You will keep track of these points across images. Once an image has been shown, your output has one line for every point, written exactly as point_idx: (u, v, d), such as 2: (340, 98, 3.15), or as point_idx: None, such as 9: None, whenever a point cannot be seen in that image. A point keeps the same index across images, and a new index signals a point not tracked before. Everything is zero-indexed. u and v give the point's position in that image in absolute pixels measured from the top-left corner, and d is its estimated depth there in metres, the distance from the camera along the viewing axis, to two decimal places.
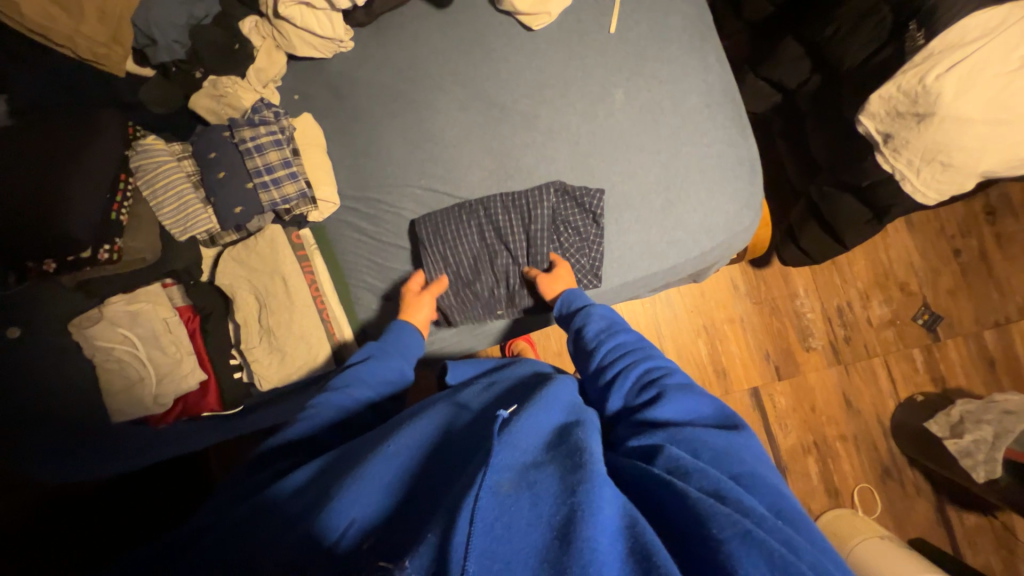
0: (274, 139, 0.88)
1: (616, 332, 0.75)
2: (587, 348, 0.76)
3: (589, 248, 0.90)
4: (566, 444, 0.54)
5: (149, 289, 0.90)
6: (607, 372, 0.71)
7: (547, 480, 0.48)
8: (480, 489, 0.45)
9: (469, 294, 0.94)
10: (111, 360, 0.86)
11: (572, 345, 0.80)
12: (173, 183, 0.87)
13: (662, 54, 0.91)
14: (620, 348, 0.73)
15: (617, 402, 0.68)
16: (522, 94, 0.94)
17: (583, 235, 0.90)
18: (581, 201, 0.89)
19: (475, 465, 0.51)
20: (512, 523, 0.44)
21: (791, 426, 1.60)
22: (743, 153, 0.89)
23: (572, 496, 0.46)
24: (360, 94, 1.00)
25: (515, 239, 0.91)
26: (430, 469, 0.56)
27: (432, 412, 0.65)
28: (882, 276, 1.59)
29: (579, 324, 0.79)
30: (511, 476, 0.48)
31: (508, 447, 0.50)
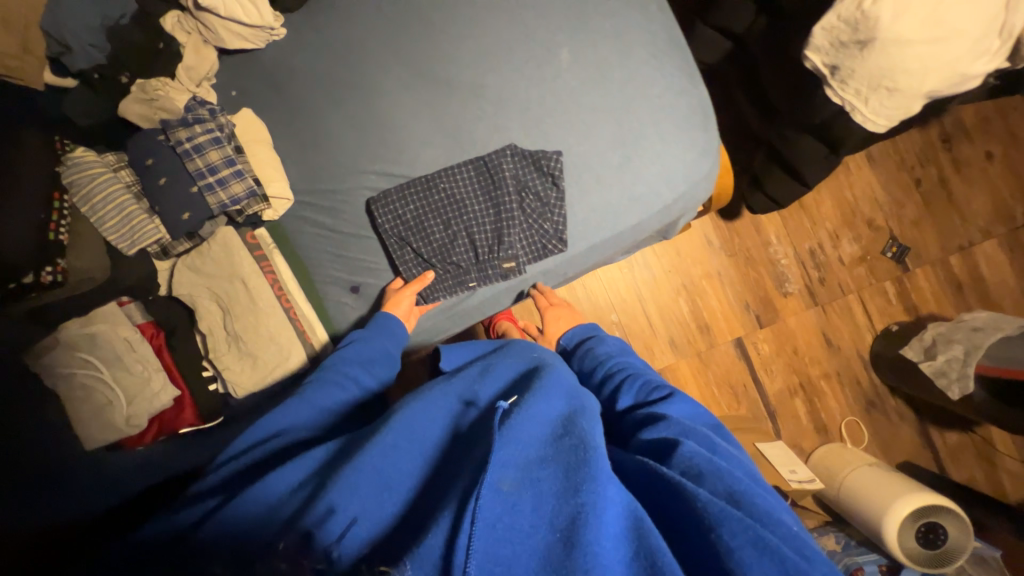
0: (213, 137, 0.85)
1: (626, 356, 0.89)
2: (602, 366, 0.89)
3: (549, 202, 0.89)
4: (569, 434, 0.56)
5: (104, 309, 0.86)
6: (616, 385, 0.83)
7: (551, 474, 0.51)
8: (481, 489, 0.47)
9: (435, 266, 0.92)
10: (75, 387, 0.81)
11: (585, 365, 0.92)
12: (111, 195, 0.83)
13: (602, 8, 0.89)
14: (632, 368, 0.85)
15: (631, 402, 0.79)
16: (467, 64, 0.91)
17: (544, 199, 0.89)
18: (540, 164, 0.88)
19: (477, 460, 0.52)
20: (513, 525, 0.47)
21: (776, 371, 1.64)
22: (694, 100, 0.88)
23: (578, 489, 0.49)
24: (299, 82, 0.96)
25: (475, 206, 0.91)
26: (441, 457, 0.57)
27: (430, 404, 0.63)
28: (849, 214, 1.62)
29: (593, 351, 0.93)
30: (513, 473, 0.50)
31: (512, 443, 0.53)
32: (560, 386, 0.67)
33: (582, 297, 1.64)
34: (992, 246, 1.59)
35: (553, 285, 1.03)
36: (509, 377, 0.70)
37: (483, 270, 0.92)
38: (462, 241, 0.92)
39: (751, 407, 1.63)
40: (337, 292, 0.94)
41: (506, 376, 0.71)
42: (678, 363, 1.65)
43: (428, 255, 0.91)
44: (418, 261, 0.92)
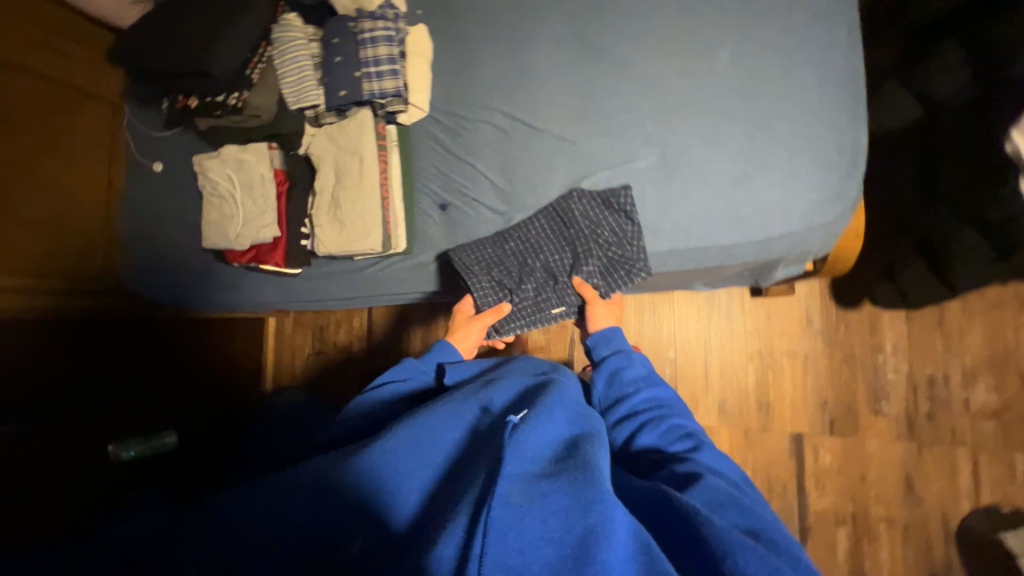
0: (388, 36, 0.96)
1: (653, 382, 0.78)
2: (621, 392, 0.78)
3: (620, 242, 0.89)
4: (574, 454, 0.58)
5: (257, 146, 1.04)
6: (637, 420, 0.74)
7: (560, 488, 0.53)
8: (493, 501, 0.50)
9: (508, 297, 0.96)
10: (216, 193, 1.04)
11: (604, 387, 0.80)
12: (297, 57, 0.99)
13: (783, 21, 0.84)
14: (653, 403, 0.76)
15: (651, 443, 0.70)
16: (625, 40, 0.93)
17: (620, 233, 0.89)
18: (610, 201, 0.89)
19: (486, 472, 0.55)
20: (523, 535, 0.49)
21: (829, 488, 1.42)
22: (845, 141, 0.81)
23: (587, 506, 0.50)
24: (472, 15, 1.05)
25: (546, 242, 0.95)
26: (452, 464, 0.60)
27: (450, 405, 0.67)
28: (1000, 358, 1.34)
29: (618, 368, 0.80)
30: (522, 489, 0.52)
31: (517, 459, 0.55)
32: (568, 406, 0.66)
33: (648, 319, 1.57)
34: None
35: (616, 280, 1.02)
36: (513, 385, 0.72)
37: (557, 293, 0.94)
38: (537, 275, 0.96)
39: (782, 511, 1.43)
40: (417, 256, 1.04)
41: (517, 387, 0.71)
42: (718, 429, 1.51)
43: (499, 285, 0.96)
44: (496, 286, 0.96)
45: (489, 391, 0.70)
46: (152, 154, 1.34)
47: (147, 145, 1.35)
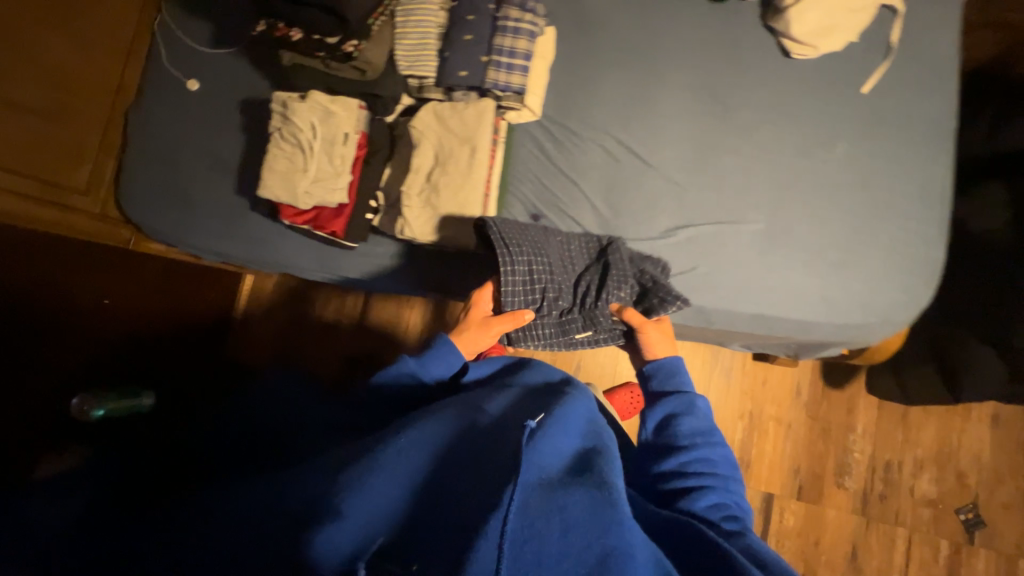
0: (531, 31, 0.90)
1: (710, 440, 0.77)
2: (671, 439, 0.77)
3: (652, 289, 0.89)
4: (590, 471, 0.58)
5: (349, 100, 0.93)
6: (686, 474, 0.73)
7: (577, 498, 0.52)
8: (509, 506, 0.49)
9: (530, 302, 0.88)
10: (289, 140, 0.91)
11: (655, 429, 0.80)
12: (424, 22, 0.91)
13: (895, 132, 0.92)
14: (705, 462, 0.75)
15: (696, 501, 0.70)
16: (749, 106, 0.96)
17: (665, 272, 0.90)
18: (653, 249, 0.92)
19: (498, 472, 0.54)
20: (543, 549, 0.47)
21: (787, 547, 1.55)
22: (930, 254, 0.88)
23: (605, 525, 0.50)
24: (602, 36, 1.03)
25: (582, 259, 0.92)
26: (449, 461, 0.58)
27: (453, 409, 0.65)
28: (945, 455, 1.54)
29: (675, 416, 0.79)
30: (540, 498, 0.51)
31: (532, 467, 0.54)
32: (576, 422, 0.67)
33: None
34: None
35: (684, 331, 1.04)
36: (521, 398, 0.72)
37: (583, 319, 0.90)
38: (567, 289, 0.90)
39: None
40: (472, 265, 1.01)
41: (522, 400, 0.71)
42: None
43: (529, 289, 0.86)
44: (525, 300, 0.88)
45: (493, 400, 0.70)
46: (193, 73, 1.17)
47: (189, 61, 1.18)
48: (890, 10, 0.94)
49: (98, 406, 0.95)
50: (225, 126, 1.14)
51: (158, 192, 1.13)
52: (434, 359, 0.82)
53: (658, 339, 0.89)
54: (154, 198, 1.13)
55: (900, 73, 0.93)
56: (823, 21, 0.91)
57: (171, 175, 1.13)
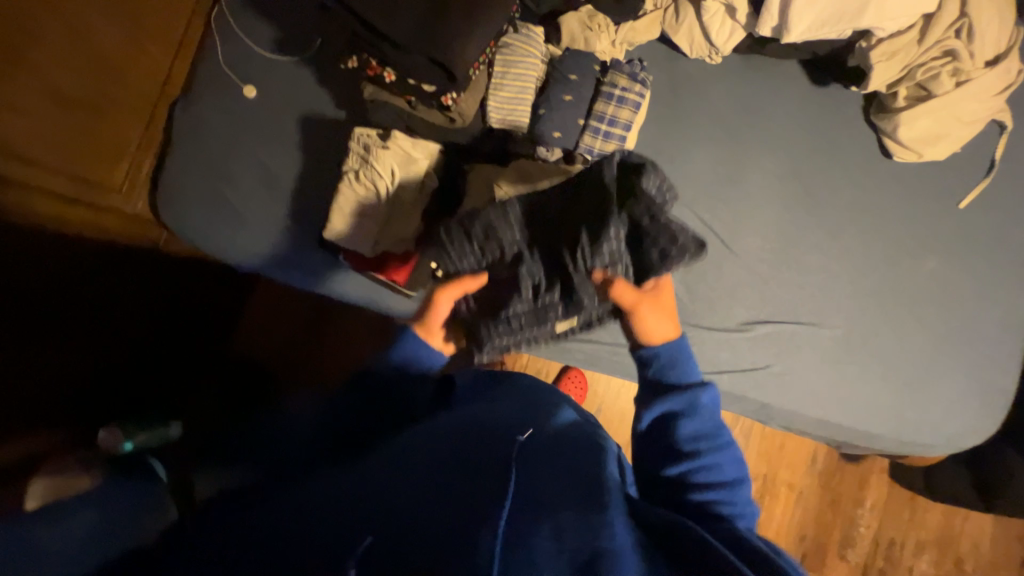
0: (636, 102, 0.86)
1: (719, 441, 0.69)
2: (674, 443, 0.70)
3: (642, 241, 0.66)
4: (575, 475, 0.55)
5: (431, 146, 0.87)
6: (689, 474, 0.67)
7: (565, 513, 0.48)
8: (502, 510, 0.43)
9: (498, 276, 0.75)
10: (364, 183, 0.85)
11: (655, 432, 0.73)
12: (524, 75, 0.85)
13: (988, 253, 0.90)
14: (717, 468, 0.67)
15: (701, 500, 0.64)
16: (841, 203, 0.93)
17: (655, 215, 0.64)
18: (643, 179, 0.64)
19: (480, 480, 0.51)
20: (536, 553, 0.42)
21: None
22: (1006, 384, 0.88)
23: (597, 529, 0.45)
24: (695, 106, 0.99)
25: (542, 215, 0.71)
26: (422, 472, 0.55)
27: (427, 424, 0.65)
28: (946, 539, 1.57)
29: (678, 415, 0.71)
30: (522, 503, 0.47)
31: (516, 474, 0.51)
32: (557, 427, 0.65)
33: None
34: None
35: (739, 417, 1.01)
36: (505, 402, 0.69)
37: (568, 305, 0.72)
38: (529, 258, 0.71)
39: None
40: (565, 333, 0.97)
41: (513, 404, 0.69)
42: None
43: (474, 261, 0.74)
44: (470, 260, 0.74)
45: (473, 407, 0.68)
46: (247, 75, 1.08)
47: (244, 61, 1.08)
48: (997, 125, 0.91)
49: (134, 444, 0.95)
50: (283, 141, 1.07)
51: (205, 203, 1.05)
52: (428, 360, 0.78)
53: (657, 320, 0.75)
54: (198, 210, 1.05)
55: (999, 192, 0.91)
56: (932, 129, 0.88)
57: (218, 189, 1.05)
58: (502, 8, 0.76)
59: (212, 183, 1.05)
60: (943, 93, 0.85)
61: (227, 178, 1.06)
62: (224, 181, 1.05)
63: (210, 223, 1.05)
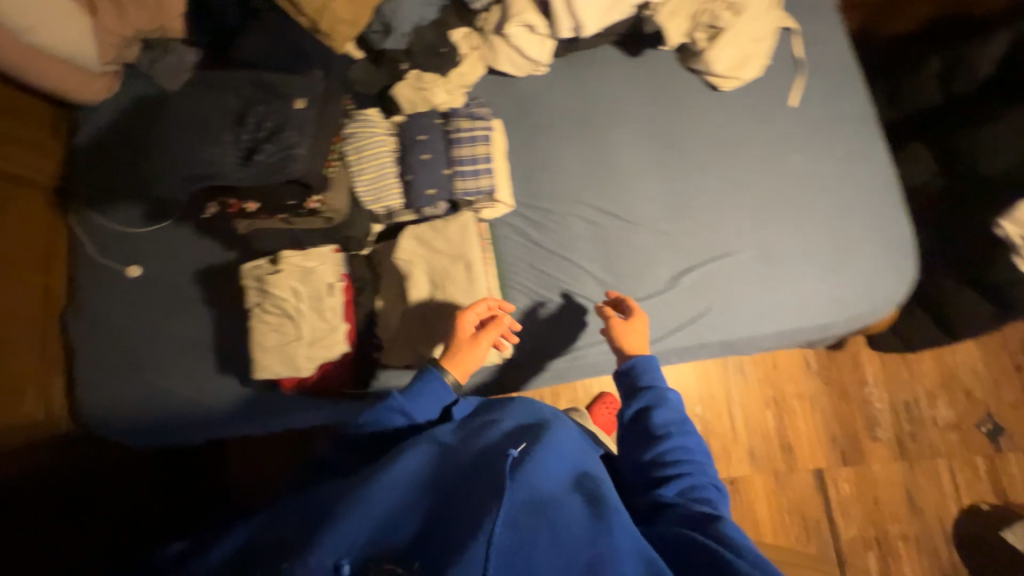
0: (485, 135, 0.92)
1: (683, 427, 0.71)
2: (647, 431, 0.71)
3: (444, 144, 0.91)
4: (585, 488, 0.59)
5: (322, 250, 0.89)
6: (652, 453, 0.69)
7: (567, 512, 0.54)
8: (493, 526, 0.49)
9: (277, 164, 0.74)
10: (272, 312, 0.85)
11: (629, 423, 0.74)
12: (378, 154, 0.89)
13: (832, 133, 1.00)
14: (682, 449, 0.69)
15: (665, 487, 0.66)
16: (701, 142, 1.02)
17: (444, 140, 0.91)
18: (430, 124, 0.92)
19: (479, 496, 0.53)
20: (534, 562, 0.49)
21: (853, 516, 1.58)
22: (903, 233, 0.96)
23: (595, 535, 0.53)
24: (546, 114, 1.06)
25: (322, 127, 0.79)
26: (432, 483, 0.56)
27: (421, 447, 0.62)
28: (948, 379, 1.65)
29: (643, 402, 0.73)
30: (525, 511, 0.52)
31: (521, 486, 0.54)
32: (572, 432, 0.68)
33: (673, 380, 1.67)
34: None
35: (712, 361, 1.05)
36: (500, 425, 0.67)
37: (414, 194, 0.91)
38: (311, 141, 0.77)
39: (820, 544, 1.57)
40: (526, 361, 0.96)
41: (514, 425, 0.67)
42: (752, 477, 1.63)
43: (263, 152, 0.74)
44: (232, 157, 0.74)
45: (487, 429, 0.66)
46: (130, 258, 1.07)
47: (118, 245, 1.08)
48: (787, 30, 1.04)
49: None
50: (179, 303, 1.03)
51: (131, 392, 1.02)
52: (406, 412, 0.70)
53: (636, 342, 0.83)
54: (127, 404, 1.02)
55: (817, 81, 1.02)
56: (736, 56, 0.99)
57: (140, 376, 1.02)
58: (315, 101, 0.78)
59: (136, 371, 1.03)
60: (730, 24, 0.95)
61: (144, 362, 1.03)
62: (143, 364, 1.03)
63: (143, 412, 1.01)
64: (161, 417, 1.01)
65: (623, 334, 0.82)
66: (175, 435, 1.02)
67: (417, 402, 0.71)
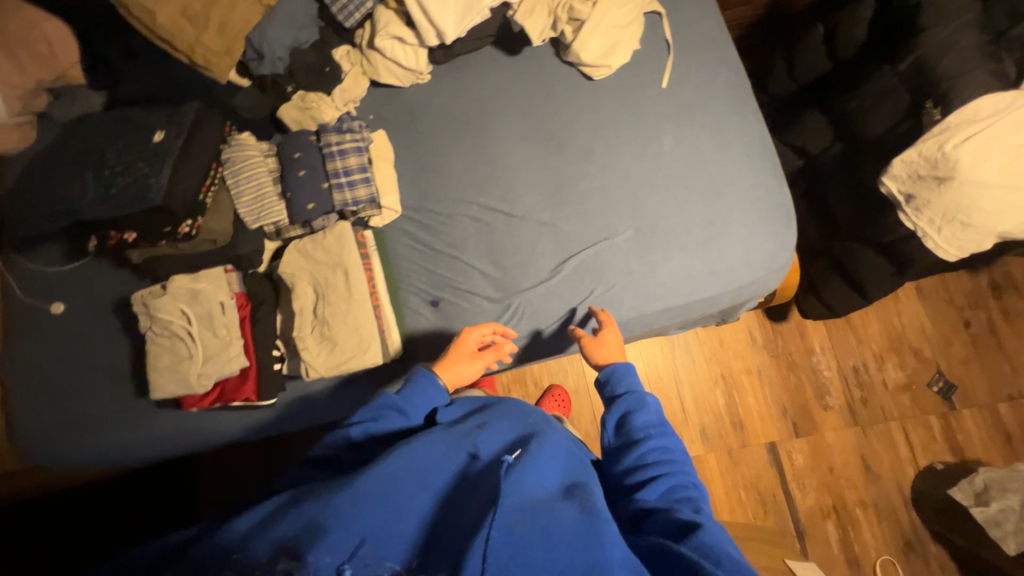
0: (357, 146, 0.97)
1: (664, 432, 0.75)
2: (631, 436, 0.75)
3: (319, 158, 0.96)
4: (578, 493, 0.59)
5: (212, 271, 0.93)
6: (633, 455, 0.73)
7: (561, 515, 0.54)
8: (491, 530, 0.50)
9: (142, 192, 0.81)
10: (165, 334, 0.89)
11: (612, 429, 0.78)
12: (255, 175, 0.94)
13: (705, 109, 1.02)
14: (662, 450, 0.73)
15: (647, 489, 0.69)
16: (580, 131, 1.04)
17: (320, 154, 0.96)
18: (305, 141, 0.97)
19: (482, 505, 0.54)
20: (527, 565, 0.49)
21: (810, 486, 1.57)
22: (780, 200, 0.98)
23: (588, 540, 0.53)
24: (430, 119, 1.09)
25: (189, 154, 0.86)
26: (441, 496, 0.58)
27: (428, 442, 0.63)
28: (896, 340, 1.63)
29: (627, 406, 0.78)
30: (522, 516, 0.52)
31: (513, 491, 0.54)
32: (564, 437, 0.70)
33: None
34: None
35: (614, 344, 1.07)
36: (497, 427, 0.68)
37: (296, 210, 0.95)
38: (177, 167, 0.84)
39: (777, 517, 1.55)
40: (424, 359, 0.98)
41: (507, 434, 0.68)
42: (705, 456, 1.61)
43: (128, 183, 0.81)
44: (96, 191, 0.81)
45: (480, 433, 0.67)
46: (50, 294, 1.12)
47: (39, 282, 1.13)
48: (655, 13, 1.06)
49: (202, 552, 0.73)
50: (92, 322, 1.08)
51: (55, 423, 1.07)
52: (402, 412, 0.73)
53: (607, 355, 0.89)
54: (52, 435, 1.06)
55: (688, 60, 1.04)
56: (603, 44, 1.01)
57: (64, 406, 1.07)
58: (178, 129, 0.85)
59: (60, 402, 1.08)
60: (589, 15, 0.98)
61: (68, 392, 1.08)
62: (66, 394, 1.08)
63: (69, 439, 1.06)
64: (86, 443, 1.06)
65: (592, 348, 0.89)
66: (102, 458, 1.08)
67: (414, 405, 0.74)
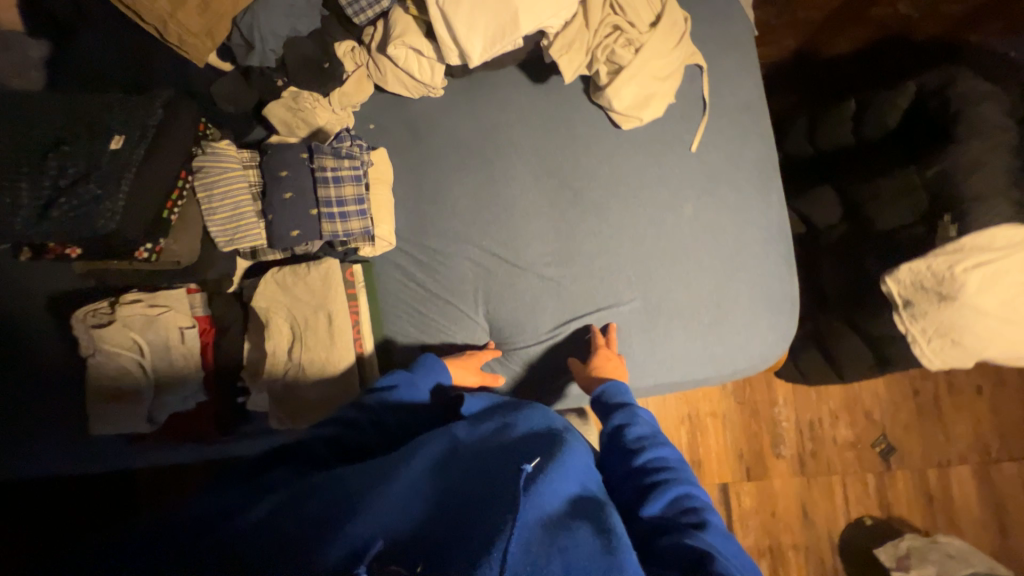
0: (355, 174, 0.86)
1: (661, 442, 0.68)
2: (626, 448, 0.68)
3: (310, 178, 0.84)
4: (594, 505, 0.51)
5: (172, 293, 0.83)
6: (630, 468, 0.66)
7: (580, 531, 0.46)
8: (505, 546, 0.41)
9: (87, 212, 0.67)
10: (112, 364, 0.79)
11: (606, 444, 0.71)
12: (233, 192, 0.82)
13: (730, 181, 0.97)
14: (660, 460, 0.65)
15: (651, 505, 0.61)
16: (599, 183, 0.97)
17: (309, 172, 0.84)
18: (292, 156, 0.84)
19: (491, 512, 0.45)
20: None
21: (751, 526, 1.66)
22: (786, 289, 0.96)
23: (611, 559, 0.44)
24: (437, 140, 0.98)
25: (149, 166, 0.72)
26: (442, 497, 0.50)
27: (437, 450, 0.55)
28: (852, 401, 1.72)
29: (619, 417, 0.72)
30: (535, 534, 0.44)
31: (530, 503, 0.46)
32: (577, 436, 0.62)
33: None
34: (965, 471, 1.71)
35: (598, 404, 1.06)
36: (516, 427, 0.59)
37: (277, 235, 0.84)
38: (135, 184, 0.70)
39: None
40: None
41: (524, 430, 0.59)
42: None
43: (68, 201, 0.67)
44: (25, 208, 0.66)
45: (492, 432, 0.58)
46: None
47: None
48: (696, 66, 0.98)
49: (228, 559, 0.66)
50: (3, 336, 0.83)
51: None
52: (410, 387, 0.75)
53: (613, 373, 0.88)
54: None
55: (720, 125, 0.98)
56: (639, 94, 0.92)
57: None
58: (136, 131, 0.71)
59: None
60: (630, 61, 0.89)
61: None
62: None
63: None
64: None
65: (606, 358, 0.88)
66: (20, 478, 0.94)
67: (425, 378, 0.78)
